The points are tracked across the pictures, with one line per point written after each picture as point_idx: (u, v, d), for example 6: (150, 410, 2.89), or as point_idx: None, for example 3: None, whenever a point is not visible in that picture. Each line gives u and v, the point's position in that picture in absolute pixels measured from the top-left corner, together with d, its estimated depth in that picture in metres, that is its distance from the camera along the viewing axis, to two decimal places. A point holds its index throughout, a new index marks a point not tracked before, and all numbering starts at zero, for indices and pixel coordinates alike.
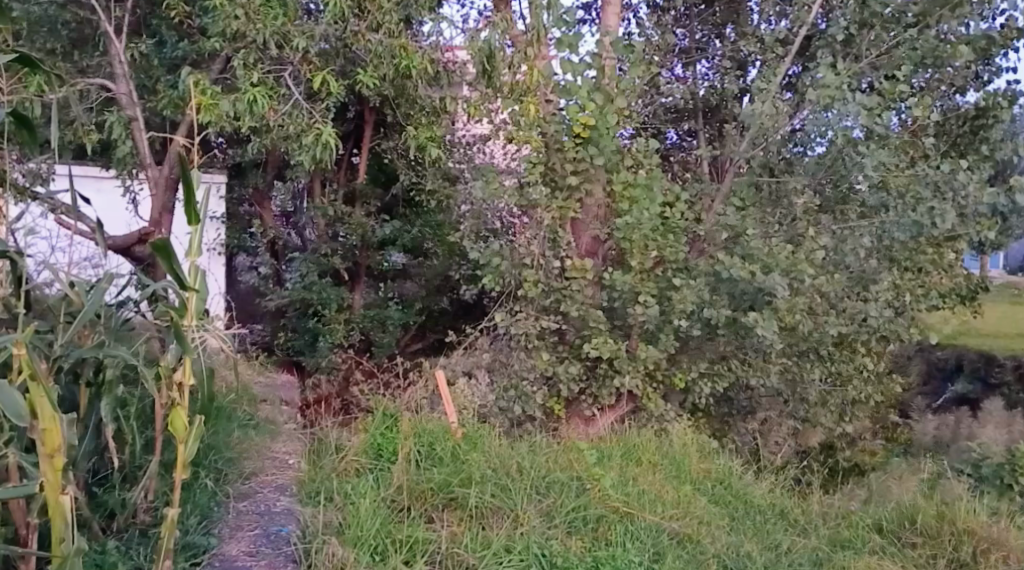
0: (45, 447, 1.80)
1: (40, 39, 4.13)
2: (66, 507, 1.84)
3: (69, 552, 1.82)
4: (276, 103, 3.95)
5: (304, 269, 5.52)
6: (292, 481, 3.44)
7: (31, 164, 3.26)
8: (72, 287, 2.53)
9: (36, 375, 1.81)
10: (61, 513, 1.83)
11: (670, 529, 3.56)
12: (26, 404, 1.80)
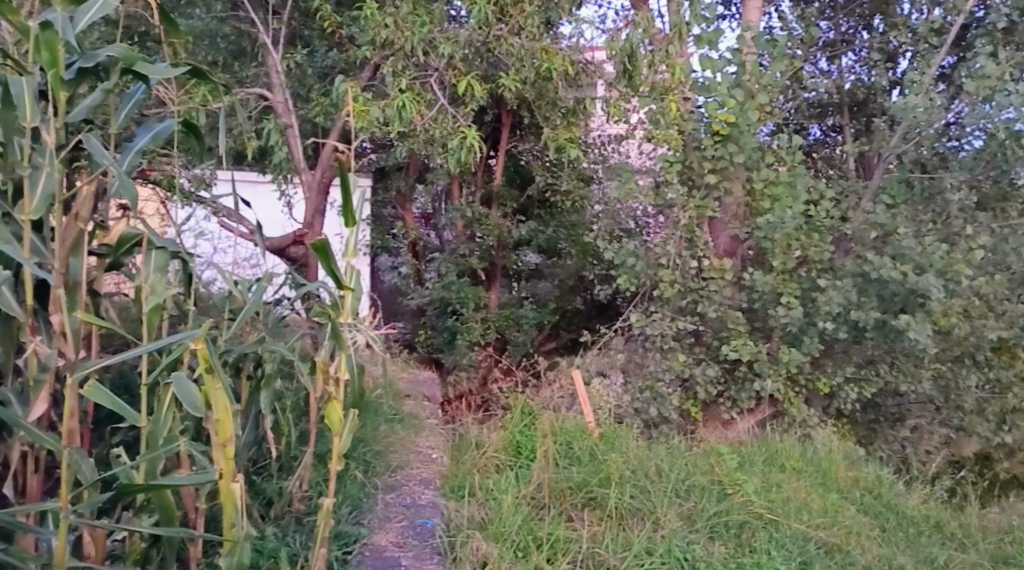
0: (218, 437, 1.88)
1: (201, 51, 4.31)
2: (237, 495, 1.92)
3: (239, 537, 1.93)
4: (423, 108, 4.06)
5: (444, 269, 5.60)
6: (434, 475, 3.53)
7: (197, 170, 3.44)
8: (236, 286, 2.67)
9: (211, 367, 1.89)
10: (232, 501, 1.92)
11: (818, 539, 3.46)
12: (202, 396, 1.90)
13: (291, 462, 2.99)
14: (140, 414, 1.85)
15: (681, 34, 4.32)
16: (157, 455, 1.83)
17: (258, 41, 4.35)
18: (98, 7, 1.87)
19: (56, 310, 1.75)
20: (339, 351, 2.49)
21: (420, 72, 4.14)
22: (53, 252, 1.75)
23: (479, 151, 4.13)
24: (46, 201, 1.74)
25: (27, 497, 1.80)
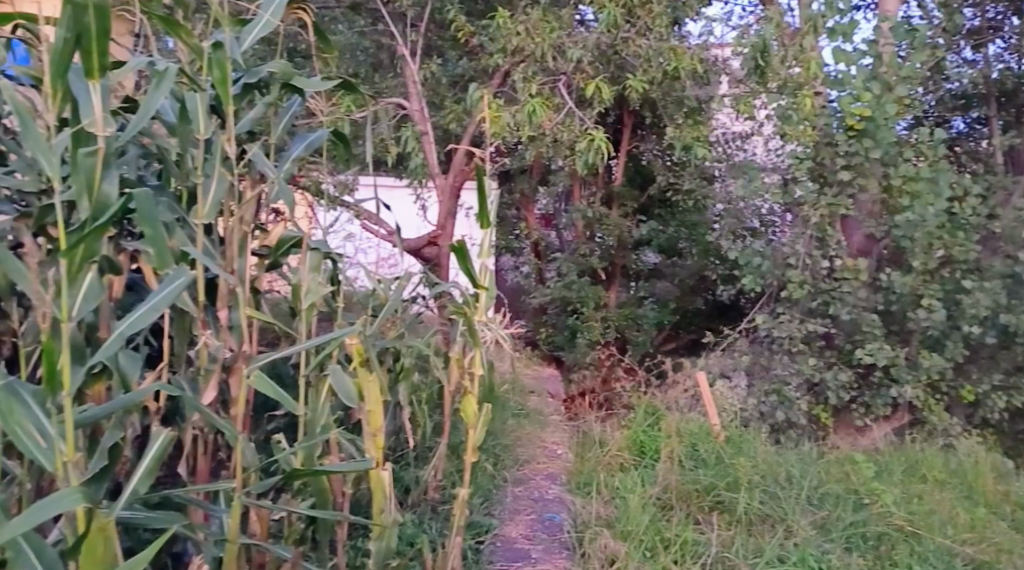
0: (369, 427, 2.04)
1: (345, 64, 4.60)
2: (386, 483, 2.05)
3: (388, 522, 2.06)
4: (553, 112, 4.15)
5: (565, 269, 5.65)
6: (560, 471, 3.63)
7: (342, 176, 3.64)
8: (379, 286, 2.86)
9: (365, 361, 2.05)
10: (381, 488, 2.05)
11: (964, 555, 3.33)
12: (354, 389, 2.05)
13: (426, 452, 3.16)
14: (298, 404, 2.01)
15: (816, 29, 4.24)
16: (315, 442, 1.97)
17: (395, 53, 4.53)
18: (261, 27, 2.03)
19: (226, 305, 1.91)
20: (474, 347, 2.60)
21: (549, 77, 4.24)
22: (223, 253, 1.91)
23: (609, 153, 4.18)
24: (216, 206, 1.89)
25: (197, 478, 1.96)
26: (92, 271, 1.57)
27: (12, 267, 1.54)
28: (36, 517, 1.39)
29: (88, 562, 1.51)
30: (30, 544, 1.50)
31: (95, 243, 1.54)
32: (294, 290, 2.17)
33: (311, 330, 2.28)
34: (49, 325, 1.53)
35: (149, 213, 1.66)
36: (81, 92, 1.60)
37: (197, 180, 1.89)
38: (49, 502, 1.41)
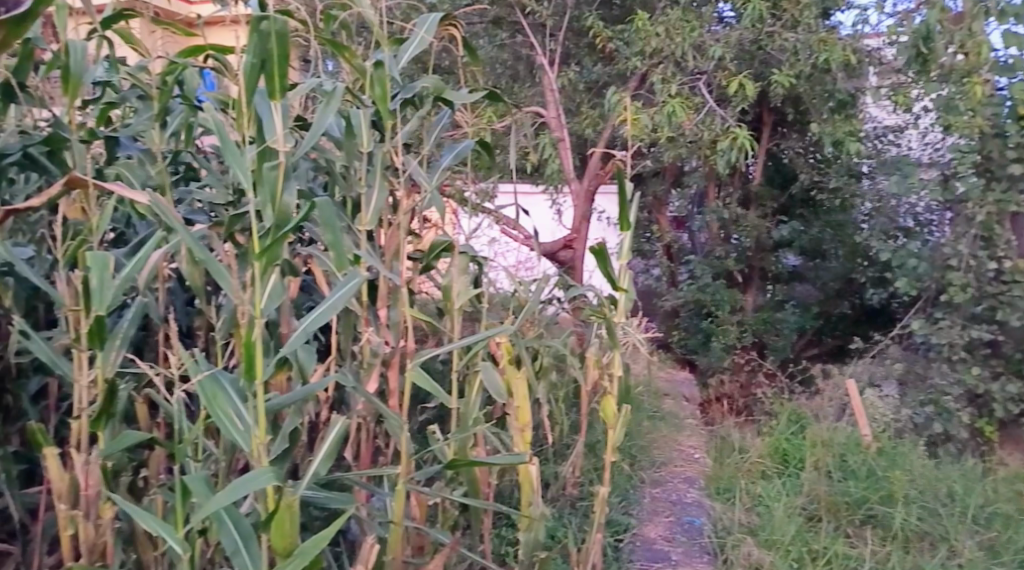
0: (516, 423, 2.21)
1: (487, 76, 4.73)
2: (534, 476, 2.15)
3: (537, 515, 2.19)
4: (693, 112, 4.13)
5: (699, 271, 5.56)
6: (698, 475, 3.59)
7: (483, 183, 3.73)
8: (522, 289, 2.98)
9: (513, 360, 2.23)
10: (529, 481, 2.15)
11: None
12: (503, 385, 2.24)
13: (565, 448, 3.25)
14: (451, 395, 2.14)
15: (983, 12, 4.03)
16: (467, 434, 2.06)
17: (534, 63, 4.62)
18: (415, 45, 2.18)
19: (387, 304, 2.07)
20: (613, 348, 2.60)
21: (689, 77, 4.22)
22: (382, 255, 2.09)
23: (753, 151, 4.14)
24: (377, 213, 2.09)
25: (362, 462, 2.16)
26: (275, 273, 1.74)
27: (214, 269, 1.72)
28: (234, 493, 1.58)
29: (278, 537, 1.63)
30: (231, 518, 1.68)
31: (278, 248, 1.69)
32: (445, 289, 2.33)
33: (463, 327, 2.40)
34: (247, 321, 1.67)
35: (328, 218, 1.83)
36: (264, 110, 1.77)
37: (362, 191, 2.10)
38: (241, 482, 1.57)
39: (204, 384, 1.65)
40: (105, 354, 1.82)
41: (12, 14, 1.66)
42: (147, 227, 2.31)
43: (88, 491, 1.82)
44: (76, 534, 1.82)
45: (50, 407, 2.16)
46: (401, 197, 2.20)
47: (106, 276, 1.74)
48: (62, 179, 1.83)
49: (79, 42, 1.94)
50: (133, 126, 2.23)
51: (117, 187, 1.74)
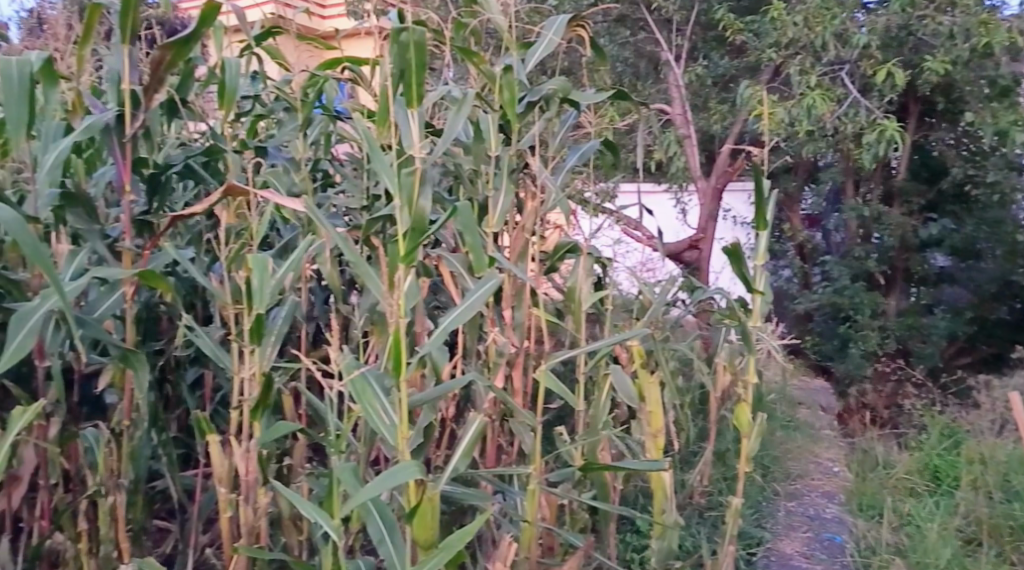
0: (650, 427, 2.20)
1: (614, 74, 4.64)
2: (667, 484, 2.14)
3: (670, 523, 2.17)
4: (834, 104, 3.93)
5: (836, 273, 5.26)
6: (838, 489, 3.44)
7: (602, 182, 3.56)
8: (647, 291, 2.88)
9: (644, 364, 2.22)
10: (662, 488, 2.15)
11: None
12: (636, 390, 2.24)
13: (692, 455, 3.16)
14: (579, 399, 2.21)
15: None
16: (597, 438, 2.11)
17: (659, 60, 4.51)
18: (543, 50, 2.49)
19: (512, 306, 2.34)
20: (749, 354, 2.44)
21: (830, 67, 4.03)
22: (508, 253, 2.44)
23: (903, 143, 3.91)
24: (502, 214, 2.43)
25: (485, 460, 2.34)
26: (410, 275, 1.97)
27: (366, 273, 1.93)
28: (384, 484, 1.69)
29: (419, 530, 1.76)
30: (376, 509, 1.81)
31: (415, 248, 1.91)
32: (569, 288, 2.47)
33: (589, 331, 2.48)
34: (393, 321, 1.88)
35: (468, 226, 2.10)
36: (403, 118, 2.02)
37: (489, 193, 2.45)
38: (389, 474, 1.70)
39: (355, 382, 1.83)
40: (262, 350, 2.02)
41: (176, 36, 1.92)
42: (290, 232, 2.67)
43: (248, 476, 2.01)
44: (236, 516, 2.03)
45: (207, 397, 2.46)
46: (526, 201, 2.50)
47: (265, 277, 1.93)
48: (221, 188, 2.02)
49: (234, 60, 2.30)
50: (280, 136, 2.76)
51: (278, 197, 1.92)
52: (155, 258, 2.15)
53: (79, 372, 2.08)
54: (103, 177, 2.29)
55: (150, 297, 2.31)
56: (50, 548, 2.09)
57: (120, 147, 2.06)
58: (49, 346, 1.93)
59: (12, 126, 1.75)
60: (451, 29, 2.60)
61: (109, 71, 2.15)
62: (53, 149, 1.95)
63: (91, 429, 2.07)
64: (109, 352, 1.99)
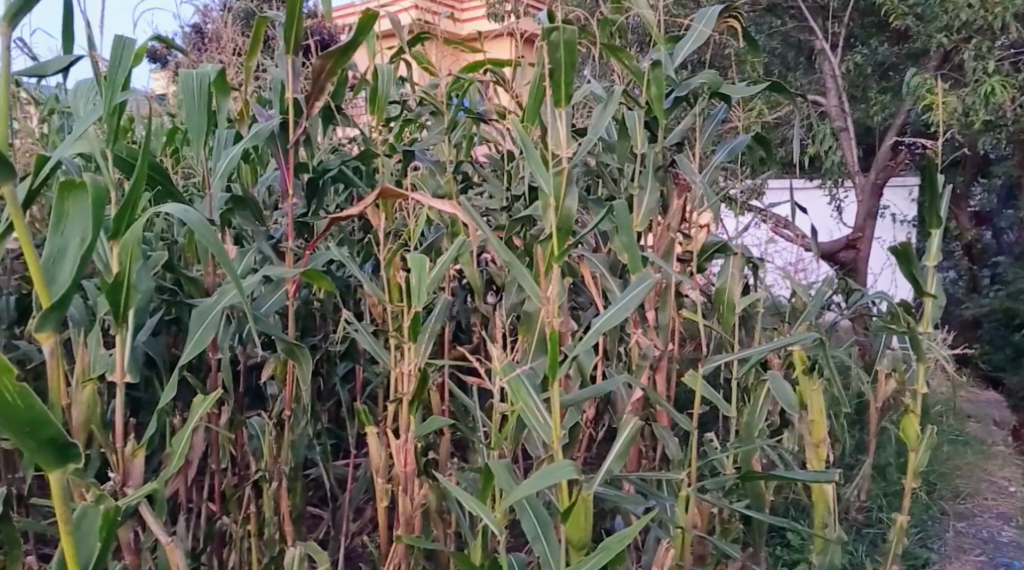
0: (812, 438, 2.08)
1: (766, 66, 4.48)
2: (828, 498, 2.02)
3: (830, 539, 2.05)
4: (1013, 92, 3.65)
5: (1010, 275, 4.94)
6: (1014, 511, 3.21)
7: (752, 178, 3.42)
8: (801, 292, 2.74)
9: (806, 370, 2.10)
10: (823, 502, 2.03)
11: None
12: (798, 398, 2.13)
13: (850, 466, 3.02)
14: (734, 406, 2.08)
15: None
16: (752, 448, 2.02)
17: (814, 49, 4.31)
18: (692, 43, 2.41)
19: (656, 307, 2.29)
20: (918, 363, 2.24)
21: (1010, 51, 3.75)
22: (655, 253, 2.37)
23: None
24: (648, 213, 2.37)
25: (627, 464, 2.29)
26: (559, 275, 2.01)
27: (519, 273, 1.94)
28: (539, 483, 1.72)
29: (573, 530, 1.78)
30: (531, 506, 1.84)
31: (565, 247, 1.98)
32: (719, 290, 2.37)
33: (738, 334, 2.39)
34: (548, 320, 1.94)
35: (624, 223, 2.09)
36: (550, 118, 2.06)
37: (634, 191, 2.38)
38: (547, 473, 1.72)
39: (511, 383, 1.88)
40: (417, 346, 2.10)
41: (336, 47, 2.04)
42: (434, 233, 2.70)
43: (406, 468, 2.10)
44: (396, 505, 2.12)
45: (358, 390, 2.59)
46: (672, 199, 2.44)
47: (423, 275, 2.02)
48: (376, 191, 2.04)
49: (385, 67, 2.52)
50: (426, 139, 2.78)
51: (431, 201, 1.93)
52: (316, 257, 2.24)
53: (246, 364, 2.22)
54: (268, 181, 2.42)
55: (310, 293, 2.44)
56: (220, 527, 2.21)
57: (284, 154, 2.18)
58: (222, 341, 2.02)
59: (192, 129, 1.99)
60: (596, 25, 2.51)
61: (273, 80, 2.23)
62: (225, 156, 2.09)
63: (256, 419, 2.17)
64: (275, 348, 2.09)
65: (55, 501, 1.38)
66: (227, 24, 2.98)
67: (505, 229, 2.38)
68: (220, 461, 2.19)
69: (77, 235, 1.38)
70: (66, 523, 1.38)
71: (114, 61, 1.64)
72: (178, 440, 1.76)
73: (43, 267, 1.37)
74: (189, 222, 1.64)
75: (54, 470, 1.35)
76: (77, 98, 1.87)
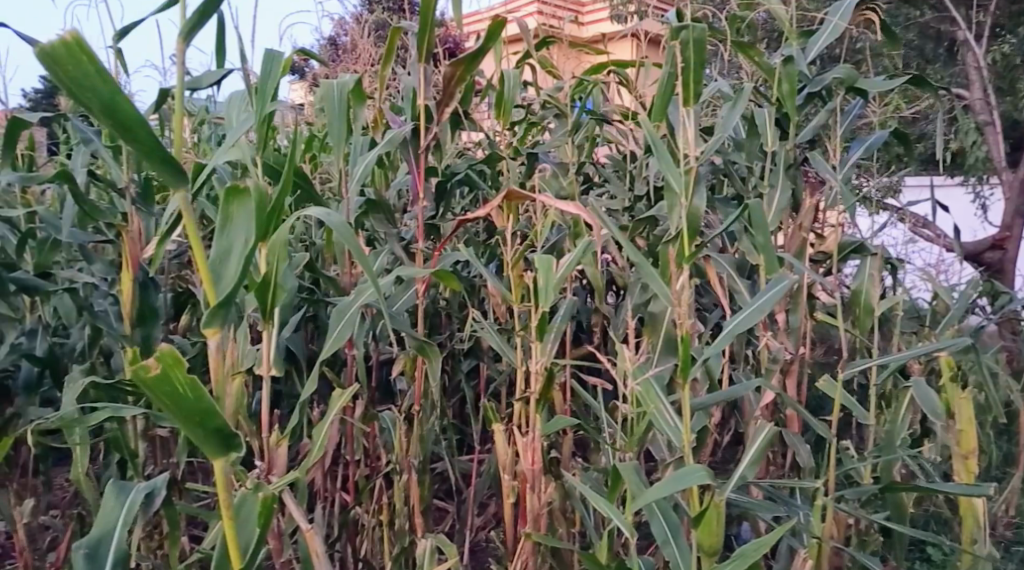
0: (959, 449, 2.00)
1: (904, 59, 4.31)
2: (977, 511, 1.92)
3: (979, 552, 1.94)
4: None
5: None
6: None
7: (888, 177, 3.29)
8: (943, 294, 2.61)
9: (953, 378, 1.99)
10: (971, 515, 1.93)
11: None
12: (943, 406, 2.02)
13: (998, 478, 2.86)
14: (873, 415, 2.00)
15: None
16: (893, 457, 1.94)
17: (956, 40, 4.12)
18: (827, 37, 2.32)
19: (788, 309, 2.22)
20: None
21: None
22: (787, 254, 2.31)
23: None
24: (779, 211, 2.28)
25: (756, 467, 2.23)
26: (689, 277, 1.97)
27: (648, 273, 1.90)
28: (672, 486, 1.68)
29: (705, 535, 1.74)
30: (662, 510, 1.81)
31: (694, 248, 1.93)
32: (856, 291, 2.26)
33: (877, 338, 2.29)
34: (680, 322, 1.90)
35: (760, 224, 2.03)
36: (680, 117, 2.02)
37: (765, 190, 2.32)
38: (680, 476, 1.69)
39: (641, 390, 1.87)
40: (543, 346, 2.09)
41: (466, 53, 2.06)
42: (557, 234, 2.69)
43: (533, 467, 2.09)
44: (526, 502, 2.12)
45: (483, 389, 2.62)
46: (805, 198, 2.36)
47: (550, 275, 2.02)
48: (502, 193, 2.04)
49: (511, 71, 2.53)
50: (550, 141, 2.78)
51: (559, 202, 1.92)
52: (444, 257, 2.27)
53: (376, 360, 2.28)
54: (399, 185, 2.47)
55: (436, 292, 2.47)
56: (353, 517, 2.26)
57: (415, 157, 2.21)
58: (357, 340, 2.07)
59: (332, 137, 2.03)
60: (726, 22, 2.45)
61: (405, 88, 2.28)
62: (360, 161, 2.14)
63: (387, 413, 2.21)
64: (404, 345, 2.13)
65: (218, 485, 1.44)
66: (360, 33, 3.06)
67: (629, 229, 2.37)
68: (353, 452, 2.25)
69: (241, 237, 1.42)
70: (227, 509, 1.45)
71: (265, 72, 1.70)
72: (317, 433, 1.80)
73: (211, 267, 1.42)
74: (331, 225, 1.67)
75: (218, 459, 1.40)
76: (230, 109, 1.91)
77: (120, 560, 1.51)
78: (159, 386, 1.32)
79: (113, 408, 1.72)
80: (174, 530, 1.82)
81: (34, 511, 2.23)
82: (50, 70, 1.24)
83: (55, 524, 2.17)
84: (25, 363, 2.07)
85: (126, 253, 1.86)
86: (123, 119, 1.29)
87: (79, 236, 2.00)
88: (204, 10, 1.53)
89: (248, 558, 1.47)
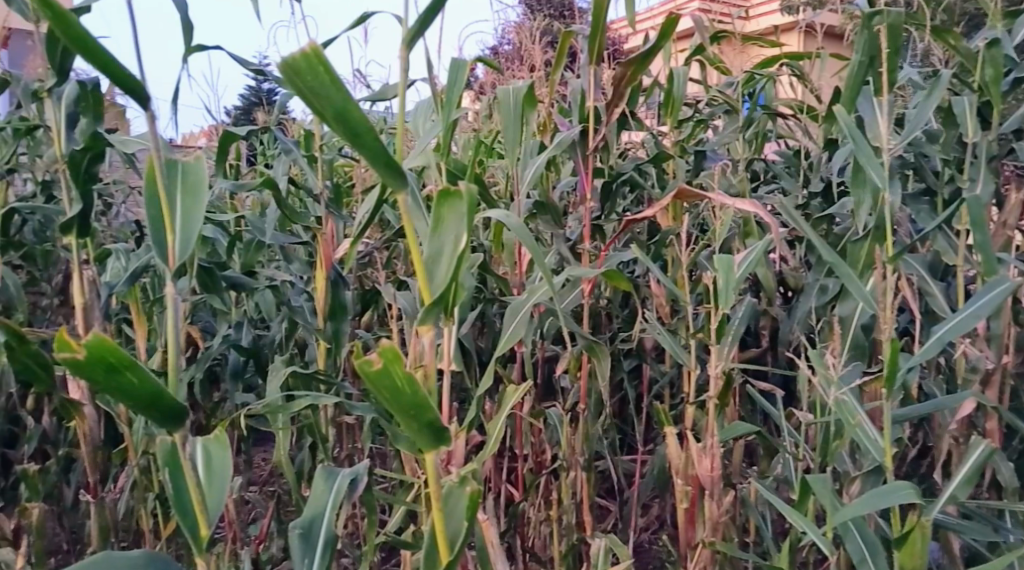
0: None
1: None
2: None
3: None
4: None
5: None
6: None
7: None
8: None
9: None
10: None
11: None
12: None
13: None
14: None
15: None
16: None
17: None
18: None
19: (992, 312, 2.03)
20: None
21: None
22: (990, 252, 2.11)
23: None
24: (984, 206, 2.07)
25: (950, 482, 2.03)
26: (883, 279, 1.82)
27: (844, 272, 1.77)
28: (874, 504, 1.56)
29: (906, 557, 1.61)
30: (858, 527, 1.69)
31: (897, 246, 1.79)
32: None
33: None
34: (885, 326, 1.75)
35: (978, 218, 1.85)
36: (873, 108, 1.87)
37: (964, 185, 2.14)
38: (885, 494, 1.57)
39: (841, 405, 1.74)
40: (720, 347, 1.99)
41: (637, 52, 1.98)
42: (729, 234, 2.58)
43: (711, 474, 1.97)
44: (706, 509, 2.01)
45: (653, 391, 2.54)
46: (1010, 191, 2.15)
47: (731, 275, 1.91)
48: (672, 190, 1.94)
49: (681, 70, 2.43)
50: (719, 139, 2.67)
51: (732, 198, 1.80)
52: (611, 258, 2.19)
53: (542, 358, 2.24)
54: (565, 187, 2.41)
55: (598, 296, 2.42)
56: (525, 513, 2.24)
57: (583, 160, 2.16)
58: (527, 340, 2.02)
59: (507, 142, 2.01)
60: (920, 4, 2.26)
61: (572, 90, 2.24)
62: (531, 163, 2.10)
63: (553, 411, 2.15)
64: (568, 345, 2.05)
65: (428, 475, 1.44)
66: (529, 36, 3.04)
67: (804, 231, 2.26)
68: (525, 450, 2.22)
69: (452, 238, 1.40)
70: (434, 498, 1.44)
71: (451, 81, 1.71)
72: (491, 430, 1.76)
73: (424, 264, 1.40)
74: (510, 227, 1.64)
75: (428, 450, 1.39)
76: (416, 119, 1.92)
77: (330, 545, 1.52)
78: (380, 381, 1.30)
79: (313, 397, 1.75)
80: (369, 516, 1.84)
81: (235, 488, 2.34)
82: (288, 79, 1.24)
83: (257, 502, 2.25)
84: (233, 354, 2.15)
85: (321, 253, 1.90)
86: (353, 126, 1.28)
87: (282, 238, 2.06)
88: (425, 18, 1.50)
89: (455, 551, 1.46)
